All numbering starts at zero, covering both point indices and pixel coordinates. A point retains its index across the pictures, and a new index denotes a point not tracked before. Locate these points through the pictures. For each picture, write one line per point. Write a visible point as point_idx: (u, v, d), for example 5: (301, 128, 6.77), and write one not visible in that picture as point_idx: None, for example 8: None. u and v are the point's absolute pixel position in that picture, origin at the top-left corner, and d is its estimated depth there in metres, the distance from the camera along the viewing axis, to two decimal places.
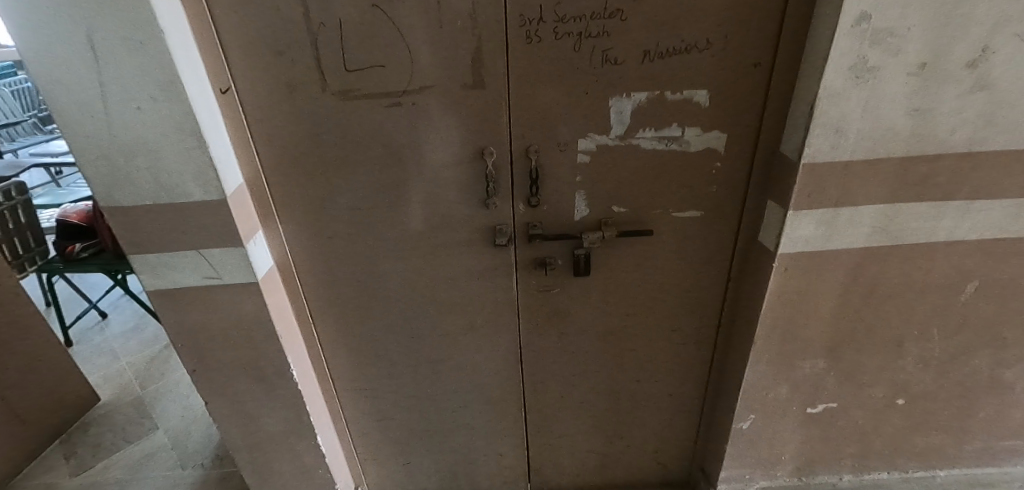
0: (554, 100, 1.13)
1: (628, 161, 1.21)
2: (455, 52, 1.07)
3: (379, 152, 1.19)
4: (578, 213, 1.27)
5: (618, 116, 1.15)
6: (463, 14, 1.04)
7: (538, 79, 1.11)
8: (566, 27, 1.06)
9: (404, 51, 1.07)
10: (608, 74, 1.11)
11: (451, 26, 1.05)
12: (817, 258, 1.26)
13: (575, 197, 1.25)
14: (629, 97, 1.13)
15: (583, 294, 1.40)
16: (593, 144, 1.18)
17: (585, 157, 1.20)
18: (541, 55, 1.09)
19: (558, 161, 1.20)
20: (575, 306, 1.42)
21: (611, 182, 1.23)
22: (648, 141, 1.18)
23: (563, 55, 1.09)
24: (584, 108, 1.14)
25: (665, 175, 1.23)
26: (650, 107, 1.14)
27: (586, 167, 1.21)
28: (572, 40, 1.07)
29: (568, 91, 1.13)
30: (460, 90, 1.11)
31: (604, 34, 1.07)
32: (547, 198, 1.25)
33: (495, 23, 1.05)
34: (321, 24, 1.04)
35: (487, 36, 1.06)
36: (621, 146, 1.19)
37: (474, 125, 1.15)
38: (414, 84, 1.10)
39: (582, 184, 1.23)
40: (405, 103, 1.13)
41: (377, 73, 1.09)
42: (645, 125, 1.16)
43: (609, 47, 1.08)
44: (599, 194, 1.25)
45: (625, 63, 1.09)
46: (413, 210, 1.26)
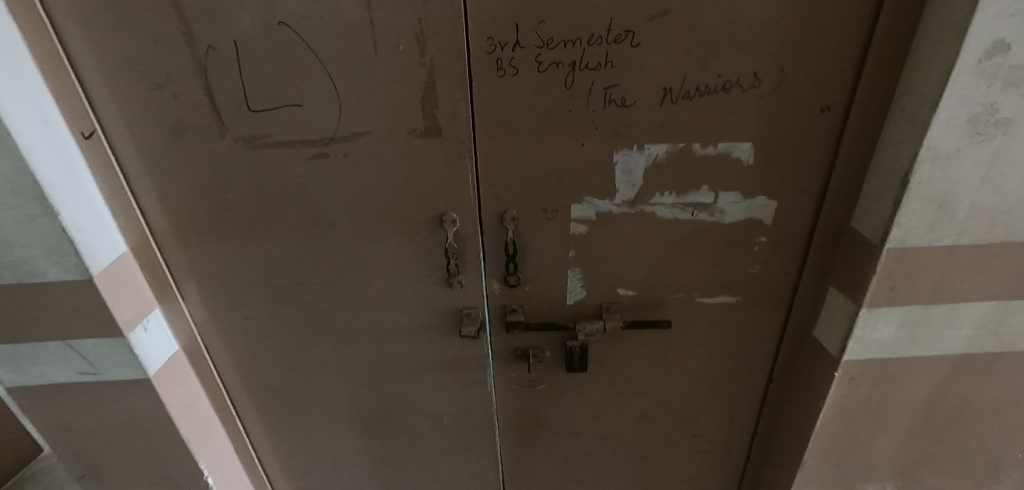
0: (537, 152, 0.82)
1: (640, 234, 0.89)
2: (398, 88, 0.77)
3: (307, 216, 0.89)
4: (572, 298, 0.96)
5: (626, 175, 0.84)
6: (406, 35, 0.74)
7: (515, 125, 0.80)
8: (554, 55, 0.75)
9: (329, 86, 0.77)
10: (612, 120, 0.79)
11: (391, 52, 0.75)
12: (895, 365, 0.93)
13: (568, 276, 0.94)
14: (642, 152, 0.82)
15: (579, 391, 1.08)
16: (592, 212, 0.87)
17: (581, 228, 0.89)
18: (518, 92, 0.78)
19: (544, 231, 0.89)
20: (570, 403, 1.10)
21: (617, 258, 0.92)
22: (666, 209, 0.87)
23: (549, 93, 0.78)
24: (579, 163, 0.83)
25: (689, 251, 0.91)
26: (672, 165, 0.83)
27: (582, 239, 0.90)
28: (562, 73, 0.76)
29: (557, 140, 0.82)
30: (408, 138, 0.81)
31: (607, 65, 0.75)
32: (531, 276, 0.94)
33: (452, 47, 0.74)
34: (210, 48, 0.75)
35: (442, 66, 0.76)
36: (630, 215, 0.88)
37: (430, 184, 0.85)
38: (344, 130, 0.80)
39: (577, 261, 0.92)
40: (335, 154, 0.82)
41: (293, 115, 0.79)
42: (663, 189, 0.85)
43: (615, 83, 0.77)
44: (601, 274, 0.94)
45: (636, 104, 0.78)
46: (356, 287, 0.96)
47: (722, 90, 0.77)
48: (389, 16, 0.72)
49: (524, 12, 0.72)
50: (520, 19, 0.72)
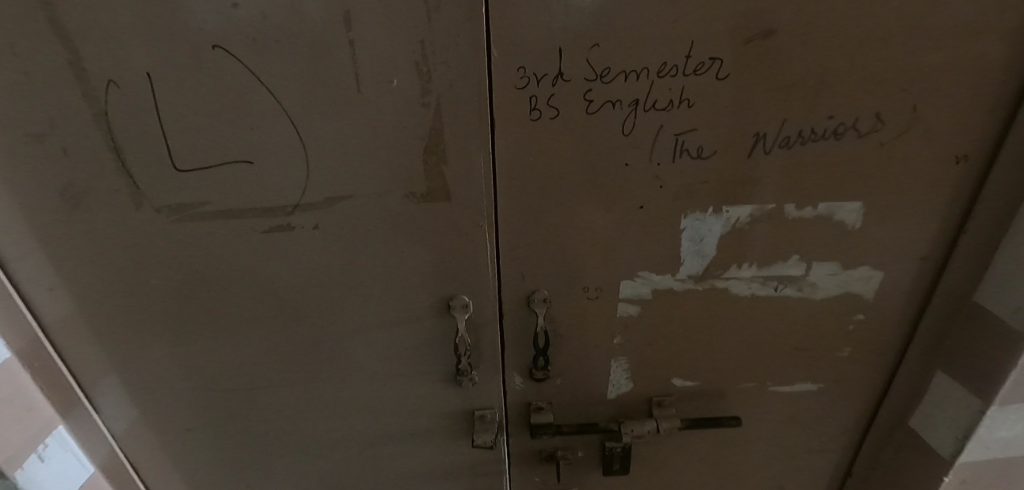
0: (581, 217, 0.62)
1: (706, 314, 0.70)
2: (391, 138, 0.55)
3: (263, 305, 0.65)
4: (613, 391, 0.76)
5: (694, 244, 0.64)
6: (403, 64, 0.51)
7: (552, 183, 0.59)
8: (610, 91, 0.54)
9: (291, 134, 0.54)
10: (683, 176, 0.59)
11: (382, 89, 0.52)
12: (1016, 465, 0.75)
13: (612, 366, 0.74)
14: (718, 215, 0.62)
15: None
16: (647, 289, 0.67)
17: (633, 310, 0.69)
18: (558, 141, 0.57)
19: (585, 314, 0.69)
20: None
21: (674, 343, 0.72)
22: (742, 283, 0.68)
23: (601, 142, 0.57)
24: (634, 230, 0.63)
25: (766, 333, 0.72)
26: (756, 231, 0.64)
27: (632, 321, 0.70)
28: (619, 115, 0.56)
29: (606, 203, 0.61)
30: (404, 203, 0.59)
31: (681, 104, 0.55)
32: (564, 367, 0.73)
33: (468, 82, 0.53)
34: (110, 82, 0.51)
35: (454, 107, 0.54)
36: (696, 292, 0.68)
37: (434, 261, 0.63)
38: (314, 194, 0.57)
39: (624, 347, 0.72)
40: (302, 226, 0.59)
41: (240, 175, 0.56)
42: (741, 260, 0.66)
43: (690, 128, 0.57)
44: (652, 362, 0.73)
45: (715, 154, 0.58)
46: (334, 387, 0.73)
47: (829, 136, 0.58)
48: (378, 37, 0.50)
49: (572, 33, 0.51)
50: (566, 42, 0.51)
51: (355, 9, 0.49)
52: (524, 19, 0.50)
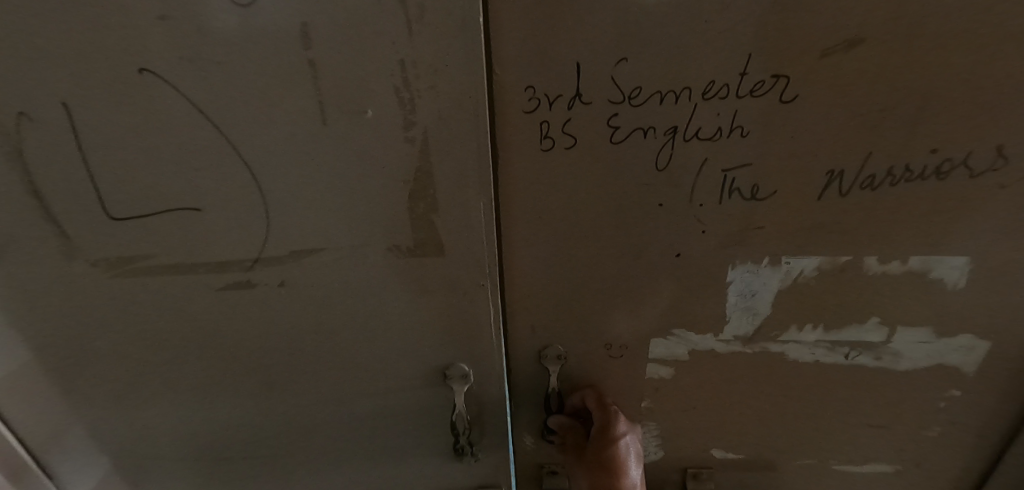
0: (602, 266, 0.50)
1: (755, 380, 0.57)
2: (368, 181, 0.44)
3: (229, 369, 0.55)
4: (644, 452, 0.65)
5: (743, 301, 0.52)
6: (378, 90, 0.40)
7: (567, 226, 0.48)
8: (641, 116, 0.42)
9: (243, 176, 0.44)
10: (732, 221, 0.47)
11: (353, 120, 0.41)
12: None
13: (639, 432, 0.62)
14: (776, 267, 0.50)
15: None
16: (683, 350, 0.56)
17: (666, 372, 0.57)
18: (575, 177, 0.45)
19: (607, 373, 0.58)
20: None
21: (715, 410, 0.60)
22: (803, 348, 0.55)
23: (629, 179, 0.45)
24: (667, 282, 0.51)
25: (830, 404, 0.59)
26: (823, 290, 0.51)
27: (663, 384, 0.58)
28: (652, 147, 0.44)
29: (634, 251, 0.49)
30: (387, 255, 0.48)
31: (733, 132, 0.43)
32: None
33: (461, 111, 0.41)
34: (20, 115, 0.41)
35: (445, 143, 0.42)
36: (743, 354, 0.56)
37: (424, 322, 0.52)
38: (277, 246, 0.47)
39: (654, 412, 0.60)
40: (265, 281, 0.49)
41: (186, 223, 0.46)
42: (801, 322, 0.53)
43: (743, 163, 0.44)
44: (687, 428, 0.62)
45: (774, 196, 0.46)
46: (315, 456, 0.63)
47: (927, 175, 0.44)
48: (345, 58, 0.39)
49: (592, 44, 0.39)
50: (585, 55, 0.39)
51: (312, 22, 0.38)
52: (530, 27, 0.39)
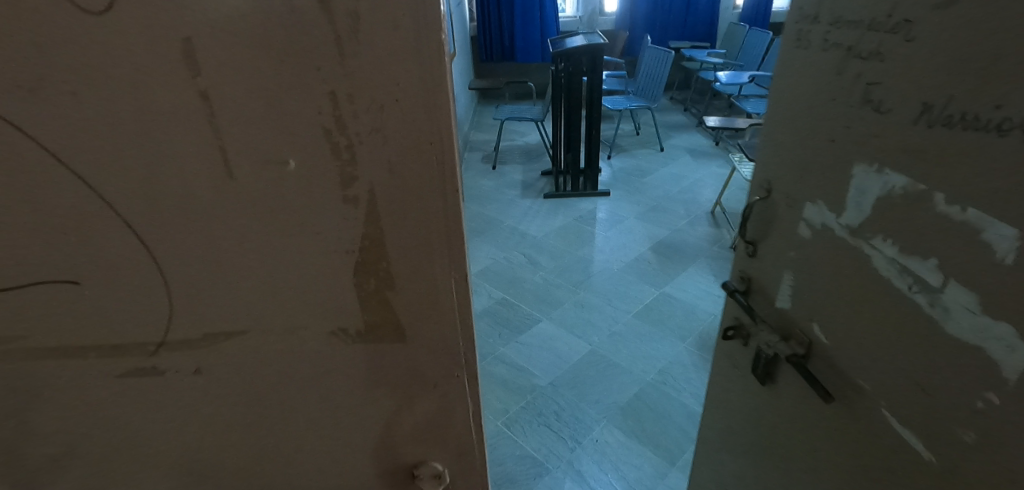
0: (793, 136, 0.65)
1: (853, 289, 0.61)
2: (295, 250, 0.33)
3: (140, 479, 0.43)
4: (780, 303, 0.74)
5: (856, 198, 0.58)
6: (306, 138, 0.30)
7: (784, 106, 0.66)
8: (837, 35, 0.57)
9: (111, 252, 0.32)
10: (864, 127, 0.56)
11: (268, 175, 0.31)
12: None
13: (781, 281, 0.73)
14: (878, 177, 0.55)
15: (744, 403, 0.90)
16: (818, 223, 0.64)
17: (805, 236, 0.67)
18: (797, 72, 0.63)
19: (780, 216, 0.71)
20: (745, 437, 0.93)
21: (828, 303, 0.65)
22: (886, 267, 0.56)
23: (817, 74, 0.60)
24: (819, 160, 0.62)
25: (891, 346, 0.58)
26: (906, 210, 0.53)
27: (803, 248, 0.68)
28: (833, 55, 0.58)
29: (807, 127, 0.63)
30: (329, 339, 0.38)
31: (878, 56, 0.53)
32: (758, 276, 0.78)
33: (419, 163, 0.31)
34: None
35: (396, 202, 0.32)
36: (848, 250, 0.61)
37: (384, 409, 0.42)
38: (172, 337, 0.36)
39: (793, 277, 0.71)
40: (175, 370, 0.38)
41: (48, 304, 0.34)
42: (888, 233, 0.55)
43: (879, 80, 0.53)
44: (806, 316, 0.70)
45: (891, 114, 0.52)
46: None
47: (993, 128, 0.44)
48: (254, 92, 0.28)
49: None
50: None
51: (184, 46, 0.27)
52: None
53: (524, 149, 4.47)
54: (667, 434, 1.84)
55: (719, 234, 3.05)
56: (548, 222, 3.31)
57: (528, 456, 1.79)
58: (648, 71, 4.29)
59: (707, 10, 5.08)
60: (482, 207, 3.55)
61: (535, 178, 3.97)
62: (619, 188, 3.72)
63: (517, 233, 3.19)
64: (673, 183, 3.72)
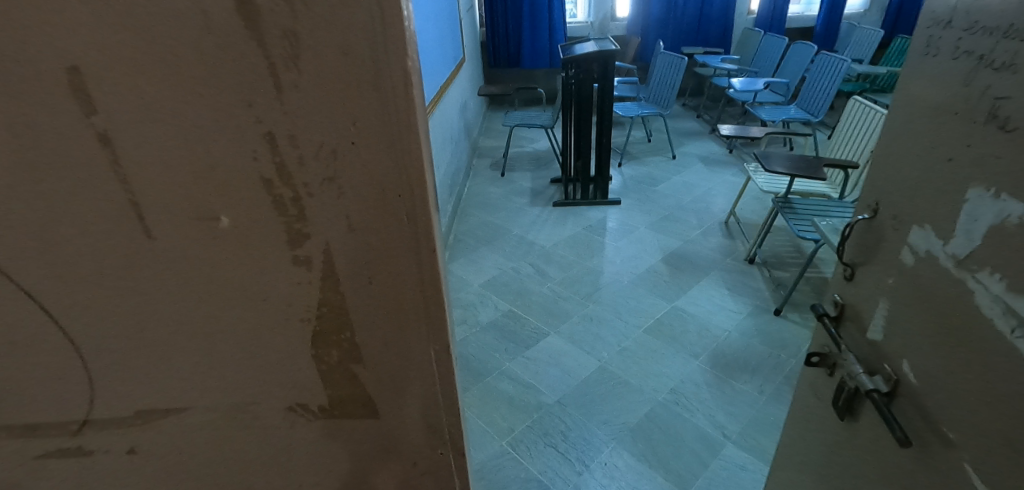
0: (913, 150, 0.64)
1: (950, 318, 0.59)
2: (243, 280, 0.46)
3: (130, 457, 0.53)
4: (871, 334, 0.72)
5: (967, 224, 0.56)
6: (256, 207, 0.43)
7: (908, 117, 0.65)
8: (973, 44, 0.56)
9: (129, 262, 0.44)
10: (986, 144, 0.54)
11: (209, 231, 0.44)
12: None
13: (876, 310, 0.71)
14: (994, 202, 0.52)
15: (820, 431, 0.89)
16: (924, 249, 0.62)
17: (908, 261, 0.65)
18: (924, 84, 0.62)
19: (886, 239, 0.69)
20: (814, 453, 0.93)
21: (925, 334, 0.62)
22: (988, 303, 0.54)
23: (945, 81, 0.59)
24: (932, 179, 0.61)
25: (982, 384, 0.55)
26: (1019, 242, 0.50)
27: (905, 275, 0.66)
28: (964, 64, 0.57)
29: (928, 142, 0.62)
30: (282, 346, 0.50)
31: (1008, 68, 0.52)
32: (853, 302, 0.76)
33: (362, 215, 0.44)
34: None
35: (344, 252, 0.46)
36: (951, 281, 0.58)
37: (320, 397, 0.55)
38: (170, 324, 0.47)
39: (890, 303, 0.69)
40: (134, 377, 0.49)
41: (62, 308, 0.44)
42: (994, 265, 0.53)
43: (1008, 95, 0.52)
44: (900, 346, 0.67)
45: (1016, 132, 0.51)
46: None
47: None
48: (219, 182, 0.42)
49: None
50: None
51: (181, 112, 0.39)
52: None
53: (533, 156, 4.42)
54: (680, 458, 1.76)
55: (733, 245, 2.96)
56: (557, 231, 3.24)
57: (534, 479, 1.72)
58: (660, 78, 4.21)
59: (720, 16, 5.00)
60: (490, 215, 3.49)
61: (544, 186, 3.90)
62: (630, 197, 3.65)
63: (525, 243, 3.13)
64: (685, 192, 3.64)
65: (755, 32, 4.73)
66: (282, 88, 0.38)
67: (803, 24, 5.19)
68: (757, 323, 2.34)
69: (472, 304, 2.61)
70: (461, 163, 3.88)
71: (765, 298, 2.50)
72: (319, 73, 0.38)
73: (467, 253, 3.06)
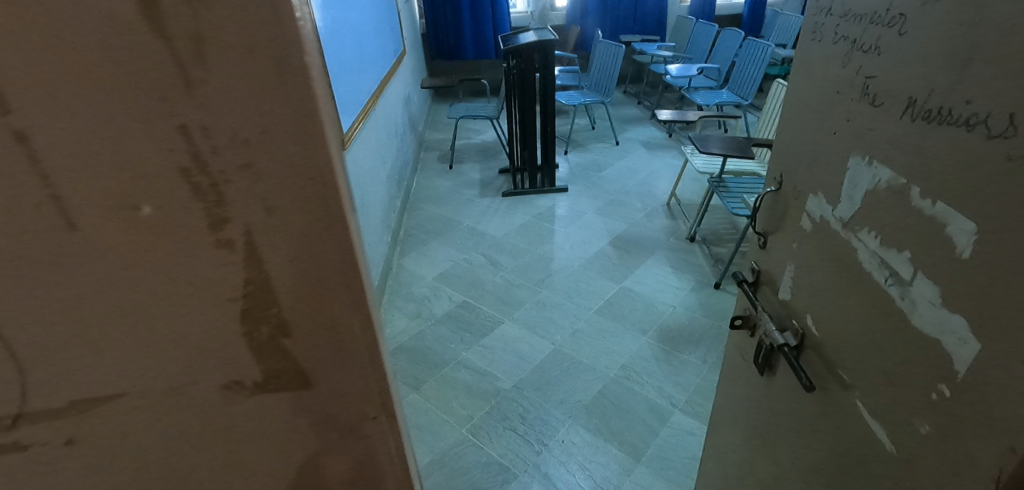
0: (809, 128, 0.71)
1: (840, 274, 0.67)
2: (161, 279, 0.44)
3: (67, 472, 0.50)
4: (782, 295, 0.82)
5: (849, 190, 0.63)
6: (169, 199, 0.41)
7: (802, 98, 0.73)
8: (846, 29, 0.63)
9: (25, 262, 0.41)
10: (861, 120, 0.61)
11: (118, 226, 0.41)
12: None
13: (784, 273, 0.81)
14: (868, 169, 0.60)
15: (748, 384, 0.97)
16: (820, 216, 0.70)
17: (809, 228, 0.73)
18: (814, 66, 0.70)
19: (791, 208, 0.79)
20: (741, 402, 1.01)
21: (823, 291, 0.70)
22: (867, 257, 0.61)
23: (829, 63, 0.67)
24: (824, 154, 0.68)
25: (865, 329, 0.63)
26: (887, 202, 0.57)
27: (806, 239, 0.74)
28: (841, 48, 0.64)
29: (819, 119, 0.69)
30: (215, 344, 0.48)
31: (875, 50, 0.59)
32: (769, 268, 0.86)
33: (288, 205, 0.44)
34: None
35: (272, 243, 0.45)
36: (840, 241, 0.66)
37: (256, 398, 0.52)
38: (88, 327, 0.44)
39: (795, 267, 0.78)
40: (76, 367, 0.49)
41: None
42: (870, 226, 0.60)
43: (874, 74, 0.59)
44: (807, 303, 0.75)
45: (883, 108, 0.58)
46: None
47: (961, 123, 0.48)
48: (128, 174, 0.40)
49: None
50: None
51: (72, 97, 0.37)
52: None
53: (481, 147, 4.43)
54: (632, 430, 1.84)
55: (675, 225, 3.09)
56: (507, 221, 3.28)
57: (494, 462, 1.76)
58: (600, 66, 4.31)
59: (654, 5, 5.16)
60: (440, 208, 3.49)
61: (493, 176, 3.93)
62: (577, 183, 3.74)
63: (476, 234, 3.15)
64: (629, 176, 3.76)
65: (688, 20, 4.91)
66: (189, 77, 0.38)
67: (732, 11, 5.42)
68: (700, 297, 2.46)
69: (427, 298, 2.61)
70: (407, 158, 3.84)
71: (707, 273, 2.63)
72: (226, 61, 0.38)
73: (419, 247, 3.05)
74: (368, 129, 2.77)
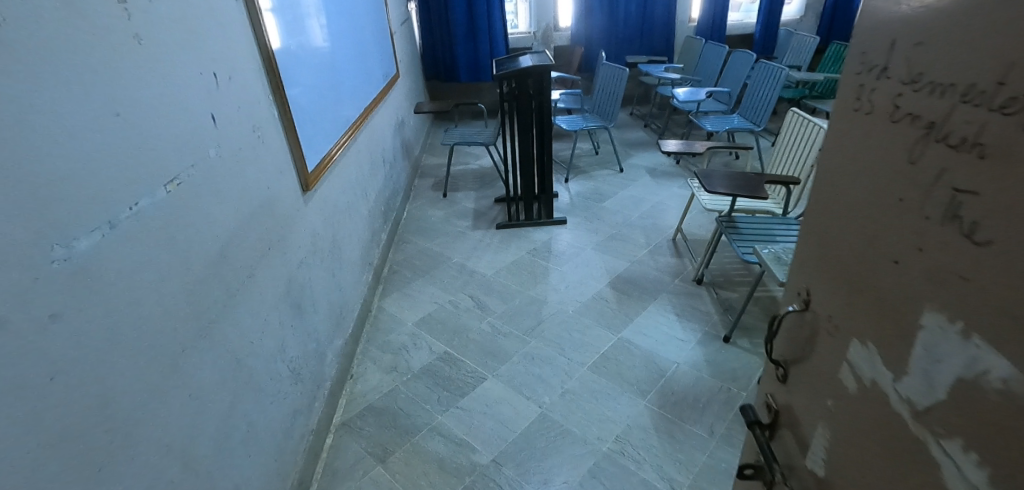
0: (855, 234, 0.60)
1: (895, 472, 0.55)
2: None
3: None
4: (812, 463, 0.69)
5: (927, 365, 0.50)
6: None
7: (847, 182, 0.61)
8: (917, 102, 0.51)
9: None
10: (944, 253, 0.48)
11: None
12: None
13: (815, 434, 0.68)
14: (964, 345, 0.46)
15: None
16: (869, 377, 0.58)
17: (851, 388, 0.61)
18: (863, 145, 0.59)
19: (826, 355, 0.66)
20: None
21: (871, 474, 0.58)
22: (948, 470, 0.49)
23: (889, 146, 0.55)
24: (878, 283, 0.56)
25: None
26: (992, 406, 0.44)
27: (846, 405, 0.62)
28: (912, 134, 0.52)
29: (874, 224, 0.57)
30: None
31: (970, 148, 0.46)
32: (792, 415, 0.74)
33: None
34: None
35: None
36: (897, 433, 0.54)
37: None
38: None
39: (829, 431, 0.65)
40: None
41: None
42: (965, 439, 0.47)
43: (970, 192, 0.46)
44: (857, 482, 0.61)
45: (988, 245, 0.44)
46: None
47: None
48: None
49: (907, 25, 0.53)
50: (900, 34, 0.54)
51: None
52: (883, 12, 0.56)
53: (477, 174, 4.22)
54: None
55: (681, 265, 2.83)
56: (500, 257, 3.05)
57: None
58: (603, 89, 4.11)
59: (661, 25, 4.96)
60: (429, 242, 3.27)
61: (488, 206, 3.71)
62: (577, 215, 3.50)
63: (465, 272, 2.92)
64: (632, 207, 3.51)
65: (697, 40, 4.68)
66: None
67: (743, 31, 5.20)
68: (707, 352, 2.19)
69: (405, 348, 2.37)
70: (398, 186, 3.65)
71: (715, 323, 2.36)
72: None
73: (402, 287, 2.83)
74: (347, 161, 2.57)
